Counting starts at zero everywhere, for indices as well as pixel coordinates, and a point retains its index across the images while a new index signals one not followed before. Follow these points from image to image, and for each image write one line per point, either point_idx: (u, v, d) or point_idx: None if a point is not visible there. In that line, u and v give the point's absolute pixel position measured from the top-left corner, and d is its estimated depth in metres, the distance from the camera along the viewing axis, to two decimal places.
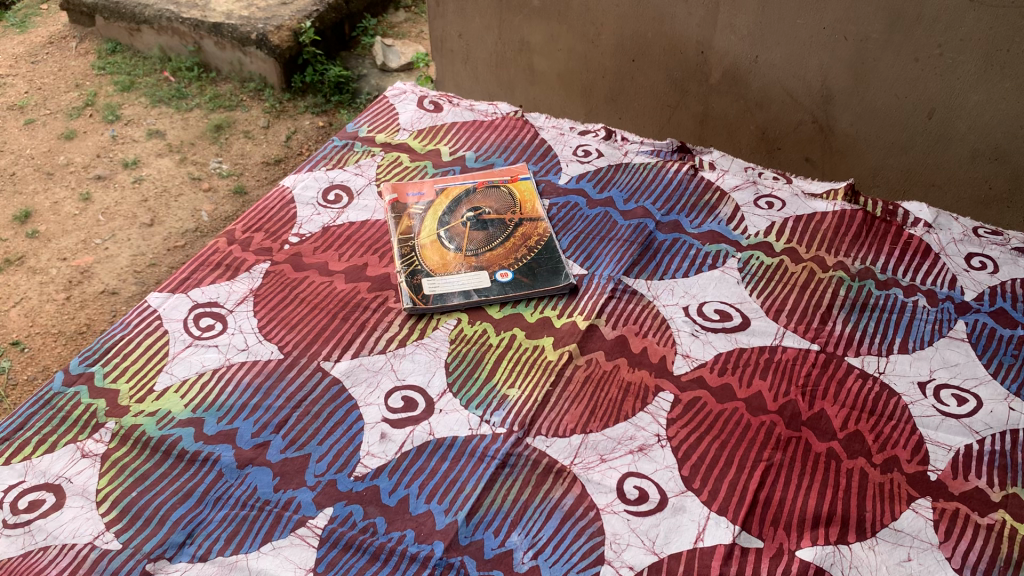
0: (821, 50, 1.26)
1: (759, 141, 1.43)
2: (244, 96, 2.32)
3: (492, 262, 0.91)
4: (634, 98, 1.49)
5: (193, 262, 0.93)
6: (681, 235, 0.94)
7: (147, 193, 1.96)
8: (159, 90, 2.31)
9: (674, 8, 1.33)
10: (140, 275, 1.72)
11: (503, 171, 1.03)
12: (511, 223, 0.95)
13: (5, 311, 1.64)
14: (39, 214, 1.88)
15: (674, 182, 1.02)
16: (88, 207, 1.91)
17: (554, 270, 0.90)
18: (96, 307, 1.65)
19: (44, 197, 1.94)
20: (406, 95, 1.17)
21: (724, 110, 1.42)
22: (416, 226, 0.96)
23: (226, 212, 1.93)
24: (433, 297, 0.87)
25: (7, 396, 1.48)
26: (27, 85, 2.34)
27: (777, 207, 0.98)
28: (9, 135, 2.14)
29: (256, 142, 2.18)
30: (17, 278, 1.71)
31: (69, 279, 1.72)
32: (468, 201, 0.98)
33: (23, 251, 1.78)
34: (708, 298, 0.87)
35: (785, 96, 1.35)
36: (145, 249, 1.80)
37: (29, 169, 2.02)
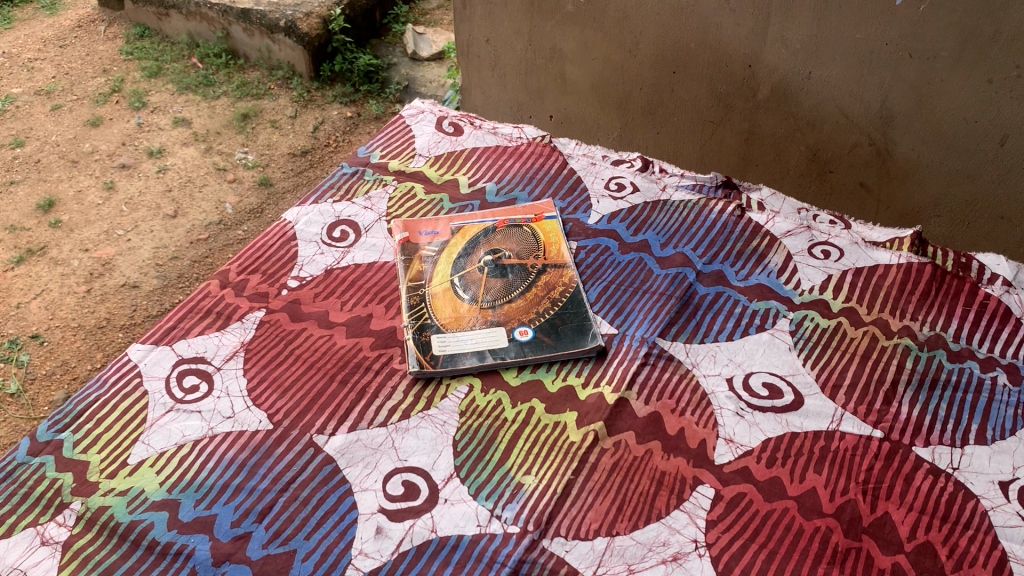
0: (882, 67, 1.14)
1: (809, 163, 1.30)
2: (272, 83, 2.23)
3: (510, 316, 0.81)
4: (674, 113, 1.37)
5: (181, 309, 0.84)
6: (725, 289, 0.84)
7: (172, 183, 1.88)
8: (186, 77, 2.22)
9: (720, 17, 1.22)
10: (162, 269, 1.65)
11: (526, 208, 0.93)
12: (534, 269, 0.86)
13: (26, 302, 1.56)
14: (63, 203, 1.80)
15: (718, 224, 0.91)
16: (111, 197, 1.82)
17: (581, 328, 0.80)
18: (117, 301, 1.58)
19: (68, 185, 1.85)
20: (424, 115, 1.07)
21: (771, 129, 1.30)
22: (427, 270, 0.86)
23: (251, 205, 1.85)
24: (443, 357, 0.77)
25: (26, 390, 1.41)
26: (55, 69, 2.25)
27: (834, 257, 0.87)
28: (34, 121, 2.05)
29: (284, 133, 2.09)
30: (39, 269, 1.63)
31: (90, 271, 1.63)
32: (486, 242, 0.88)
33: (46, 241, 1.70)
34: (755, 368, 0.76)
35: (839, 116, 1.23)
36: (168, 241, 1.72)
37: (53, 156, 1.93)
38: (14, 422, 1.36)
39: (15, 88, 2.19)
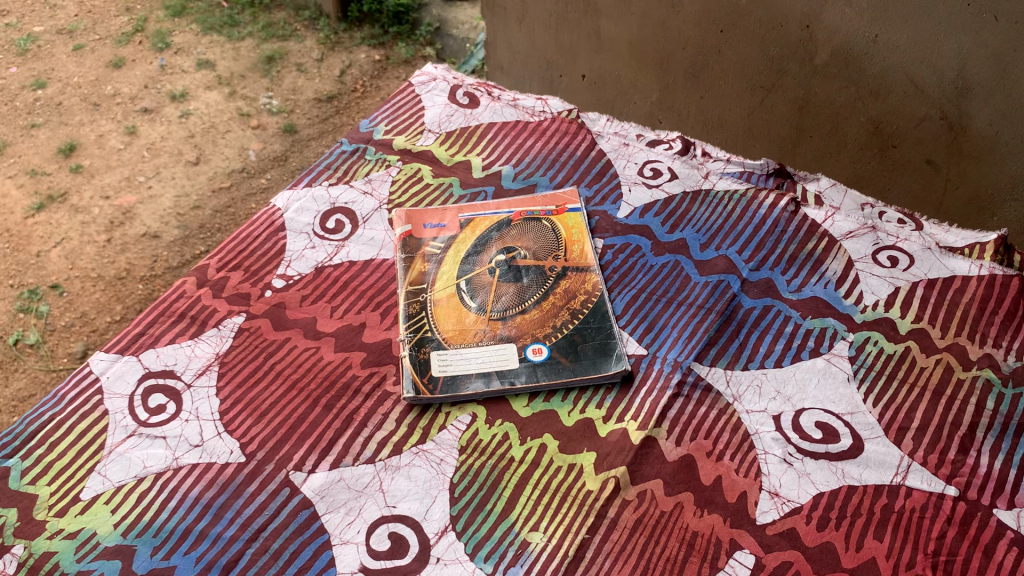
0: (961, 30, 0.98)
1: (870, 136, 1.16)
2: (298, 24, 2.07)
3: (523, 331, 0.70)
4: (719, 76, 1.23)
5: (151, 310, 0.75)
6: (774, 302, 0.72)
7: (195, 128, 1.74)
8: (210, 17, 2.04)
9: None
10: (183, 219, 1.54)
11: (546, 198, 0.81)
12: (552, 272, 0.74)
13: (45, 252, 1.47)
14: (84, 147, 1.67)
15: (768, 221, 0.79)
16: (133, 141, 1.69)
17: (604, 347, 0.69)
18: (137, 251, 1.48)
19: (89, 129, 1.71)
20: (436, 84, 0.96)
21: (829, 97, 1.15)
22: (430, 272, 0.75)
23: (275, 153, 1.73)
24: (444, 379, 0.67)
25: (44, 342, 1.35)
26: (79, 6, 2.06)
27: (903, 266, 0.74)
28: (57, 62, 1.88)
29: (310, 77, 1.92)
30: (58, 217, 1.53)
31: (111, 220, 1.52)
32: (499, 238, 0.77)
33: (66, 187, 1.58)
34: (806, 404, 0.65)
35: (907, 85, 1.07)
36: (190, 190, 1.61)
37: (75, 99, 1.77)
38: (34, 374, 1.32)
39: (36, 26, 1.99)
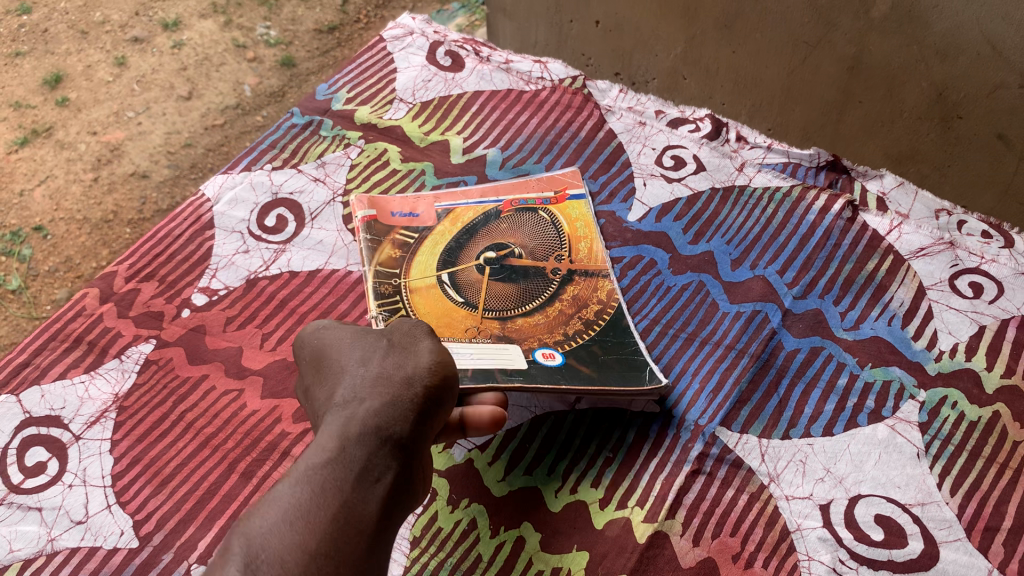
0: None
1: (931, 104, 0.98)
2: None
3: (528, 335, 0.55)
4: (756, 28, 1.05)
5: (41, 330, 0.60)
6: (824, 342, 0.57)
7: (188, 60, 1.41)
8: None
9: None
10: (174, 157, 1.28)
11: (541, 183, 0.66)
12: (556, 275, 0.59)
13: (28, 190, 1.23)
14: (71, 79, 1.36)
15: (816, 232, 0.63)
16: (123, 73, 1.37)
17: (629, 360, 0.54)
18: (126, 191, 1.23)
19: (77, 59, 1.38)
20: (413, 39, 0.80)
21: (885, 56, 0.97)
22: (404, 260, 0.59)
23: (273, 88, 1.41)
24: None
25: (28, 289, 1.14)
26: None
27: (990, 296, 0.58)
28: None
29: (311, 4, 1.57)
30: (44, 153, 1.26)
31: (97, 157, 1.26)
32: (486, 233, 0.61)
33: (52, 121, 1.30)
34: (863, 489, 0.50)
35: (982, 45, 0.90)
36: (182, 126, 1.32)
37: (62, 25, 1.43)
38: (16, 322, 1.12)
39: None
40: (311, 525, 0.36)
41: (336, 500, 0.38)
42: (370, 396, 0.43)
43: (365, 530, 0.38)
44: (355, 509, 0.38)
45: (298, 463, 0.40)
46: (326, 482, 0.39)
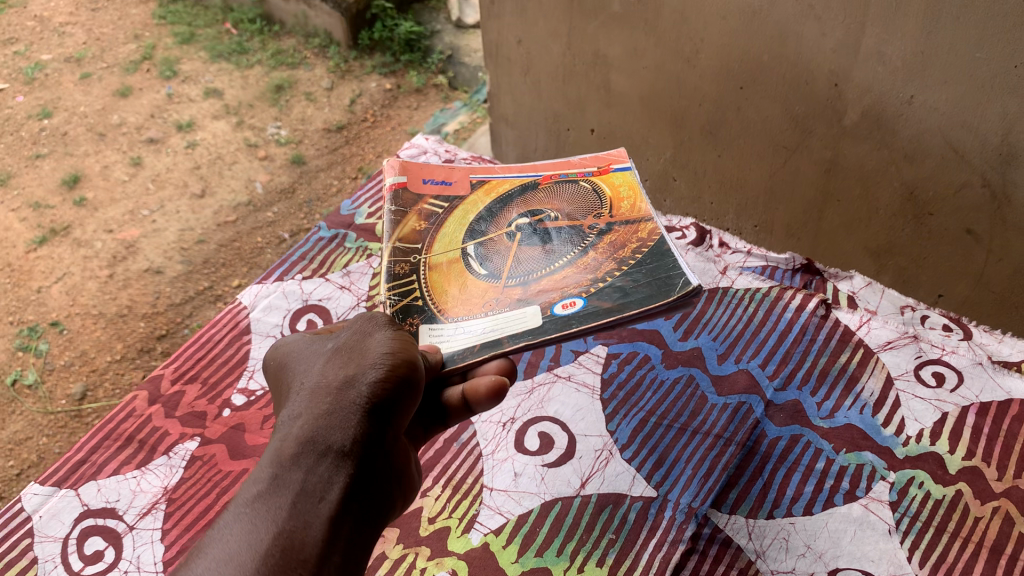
0: (1008, 94, 0.88)
1: (904, 201, 1.06)
2: (308, 51, 1.92)
3: (551, 291, 0.59)
4: (739, 135, 1.14)
5: (95, 430, 0.67)
6: (803, 430, 0.63)
7: (201, 159, 1.62)
8: (219, 43, 1.94)
9: (802, 26, 0.96)
10: (186, 253, 1.43)
11: (586, 160, 0.73)
12: (590, 231, 0.65)
13: (45, 287, 1.39)
14: (88, 178, 1.58)
15: (793, 328, 0.71)
16: (138, 172, 1.59)
17: (660, 280, 0.57)
18: (140, 287, 1.37)
19: (94, 159, 1.63)
20: (428, 159, 0.89)
21: (859, 160, 1.06)
22: (430, 235, 0.68)
23: (283, 184, 1.59)
24: (443, 351, 0.57)
25: (43, 381, 1.26)
26: (86, 34, 1.98)
27: (951, 385, 0.65)
28: (60, 90, 1.81)
29: (320, 105, 1.77)
30: (61, 251, 1.44)
31: (113, 255, 1.43)
32: (523, 201, 0.70)
33: (70, 221, 1.49)
34: (842, 563, 0.55)
35: (946, 150, 0.97)
36: (195, 223, 1.49)
37: (80, 128, 1.69)
38: (32, 416, 1.22)
39: (45, 54, 1.94)
40: (244, 563, 0.41)
41: (269, 533, 0.43)
42: (303, 411, 0.48)
43: (307, 557, 0.43)
44: (292, 536, 0.43)
45: (240, 495, 0.45)
46: (264, 511, 0.44)
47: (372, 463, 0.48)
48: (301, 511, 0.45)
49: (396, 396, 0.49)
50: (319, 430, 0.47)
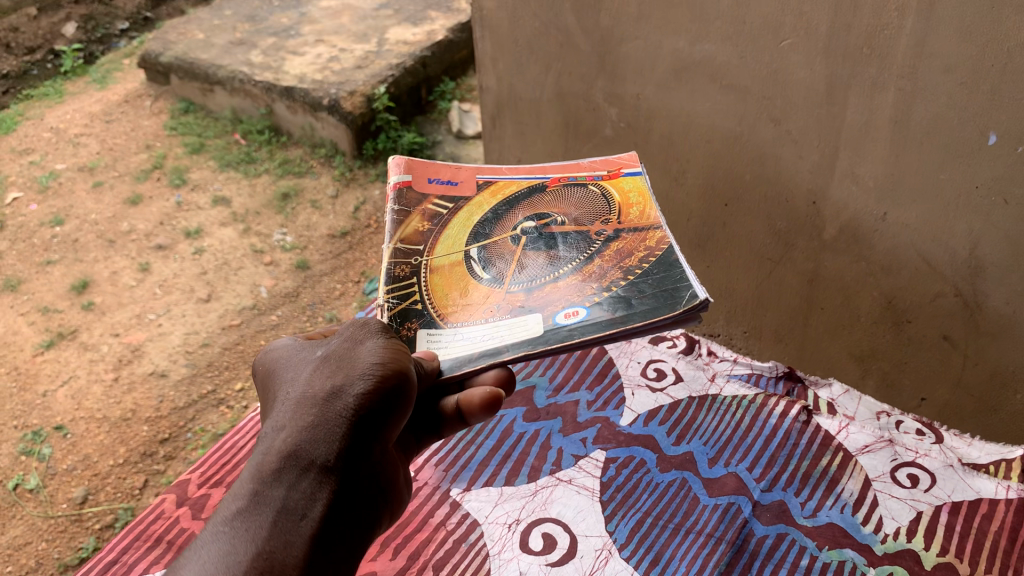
0: (972, 211, 1.00)
1: (883, 310, 1.16)
2: (315, 162, 2.73)
3: (553, 301, 0.81)
4: (727, 248, 1.30)
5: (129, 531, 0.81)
6: (788, 528, 0.78)
7: (207, 264, 2.25)
8: (228, 155, 2.80)
9: (780, 148, 1.14)
10: (190, 356, 1.94)
11: (592, 166, 0.97)
12: (595, 242, 0.88)
13: (55, 390, 1.88)
14: (96, 284, 2.21)
15: (778, 433, 0.88)
16: (144, 278, 2.22)
17: (663, 290, 0.76)
18: (144, 391, 1.85)
19: (104, 265, 2.29)
20: None
21: (839, 271, 1.18)
22: (434, 239, 0.90)
23: (286, 288, 2.17)
24: (444, 360, 0.77)
25: (45, 485, 1.67)
26: (99, 146, 2.94)
27: (924, 486, 0.81)
28: (79, 198, 2.64)
29: (323, 212, 2.46)
30: (70, 354, 1.97)
31: (121, 358, 1.94)
32: (529, 206, 0.93)
33: (78, 324, 2.07)
34: None
35: (918, 262, 1.09)
36: (200, 326, 2.03)
37: (92, 235, 2.43)
38: (32, 519, 1.61)
39: (58, 165, 2.86)
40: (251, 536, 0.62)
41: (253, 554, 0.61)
42: (299, 423, 0.66)
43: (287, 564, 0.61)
44: (273, 558, 0.61)
45: (236, 504, 0.63)
46: (250, 527, 0.62)
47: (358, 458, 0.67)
48: (285, 527, 0.63)
49: (385, 398, 0.68)
50: (312, 438, 0.66)
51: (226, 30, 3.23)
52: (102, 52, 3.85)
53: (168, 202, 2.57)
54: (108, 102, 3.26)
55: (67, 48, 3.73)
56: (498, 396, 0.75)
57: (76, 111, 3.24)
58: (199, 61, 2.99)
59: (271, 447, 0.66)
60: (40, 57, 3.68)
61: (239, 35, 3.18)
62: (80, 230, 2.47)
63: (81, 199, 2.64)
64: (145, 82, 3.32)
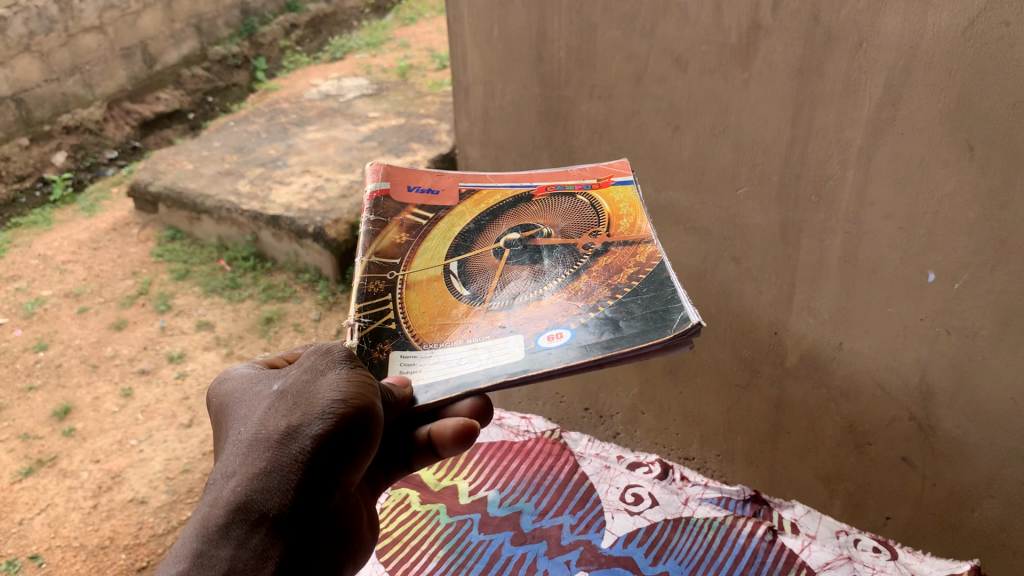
0: (919, 341, 1.09)
1: (846, 433, 1.24)
2: (298, 287, 2.83)
3: (540, 322, 0.83)
4: (697, 375, 1.38)
5: None
6: None
7: (189, 389, 2.33)
8: (213, 281, 2.89)
9: (742, 284, 1.24)
10: (171, 483, 1.96)
11: (580, 176, 1.02)
12: (581, 260, 0.91)
13: (33, 517, 1.93)
14: (78, 409, 2.31)
15: (746, 552, 0.94)
16: (127, 403, 2.31)
17: (651, 313, 0.79)
18: (123, 518, 1.88)
19: (86, 391, 2.38)
20: None
21: (802, 397, 1.26)
22: (412, 255, 0.94)
23: None
24: (417, 387, 0.80)
25: None
26: (85, 271, 3.03)
27: None
28: (65, 324, 2.72)
29: (305, 335, 2.56)
30: (49, 482, 2.03)
31: (100, 485, 1.99)
32: (514, 219, 0.97)
33: (58, 452, 2.14)
34: None
35: (875, 387, 1.17)
36: (180, 452, 2.07)
37: (75, 361, 2.52)
38: None
39: (44, 290, 2.94)
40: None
41: None
42: (253, 465, 0.69)
43: None
44: None
45: (182, 560, 0.66)
46: None
47: (320, 495, 0.70)
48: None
49: (346, 428, 0.70)
50: (270, 475, 0.68)
51: (214, 160, 3.38)
52: (91, 179, 3.99)
53: (152, 326, 2.66)
54: (96, 229, 3.36)
55: (56, 176, 3.85)
56: (473, 429, 0.80)
57: (64, 238, 3.34)
58: (187, 190, 3.13)
59: (225, 490, 0.69)
60: (29, 184, 3.79)
61: (227, 165, 3.33)
62: (64, 355, 2.55)
63: (65, 324, 2.72)
64: (134, 210, 3.45)
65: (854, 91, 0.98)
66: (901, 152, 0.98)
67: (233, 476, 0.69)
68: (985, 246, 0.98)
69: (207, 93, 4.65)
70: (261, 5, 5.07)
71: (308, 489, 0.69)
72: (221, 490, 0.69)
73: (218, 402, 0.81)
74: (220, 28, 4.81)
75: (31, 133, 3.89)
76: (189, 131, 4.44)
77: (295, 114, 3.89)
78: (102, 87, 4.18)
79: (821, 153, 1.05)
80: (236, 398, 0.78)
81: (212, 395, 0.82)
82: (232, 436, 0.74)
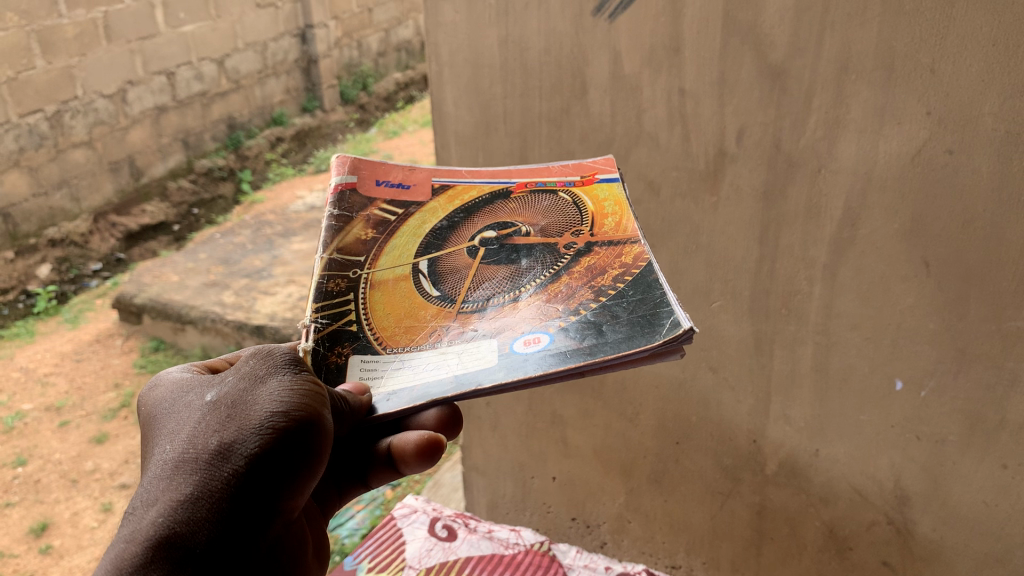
0: (892, 447, 1.13)
1: (827, 538, 1.27)
2: None
3: (517, 329, 0.81)
4: (681, 482, 1.41)
5: None
6: None
7: None
8: None
9: (720, 394, 1.28)
10: None
11: (566, 172, 1.05)
12: (564, 256, 0.91)
13: None
14: (55, 525, 2.29)
15: None
16: (106, 517, 2.30)
17: (637, 321, 0.76)
18: None
19: (64, 505, 2.37)
20: (418, 516, 1.30)
21: (783, 503, 1.30)
22: (378, 255, 0.94)
23: None
24: (377, 396, 0.78)
25: None
26: (67, 383, 3.04)
27: None
28: (45, 437, 2.72)
29: None
30: None
31: None
32: (494, 217, 0.98)
33: (34, 569, 2.12)
34: None
35: (852, 492, 1.21)
36: None
37: (54, 475, 2.51)
38: None
39: (23, 402, 2.93)
40: None
41: None
42: (182, 490, 0.66)
43: None
44: None
45: None
46: None
47: (265, 514, 0.68)
48: None
49: (292, 439, 0.70)
50: (209, 495, 0.66)
51: (200, 272, 3.43)
52: (75, 292, 4.03)
53: (134, 438, 2.67)
54: (79, 341, 3.38)
55: (40, 289, 3.88)
56: (439, 442, 0.80)
57: (46, 350, 3.36)
58: (172, 302, 3.18)
59: (149, 516, 0.65)
60: (13, 297, 3.80)
61: (213, 276, 3.38)
62: (43, 469, 2.54)
63: (45, 438, 2.71)
64: (117, 321, 3.47)
65: (815, 212, 1.05)
66: (863, 269, 1.05)
67: (166, 497, 0.66)
68: (947, 355, 1.03)
69: (193, 206, 4.77)
70: (248, 120, 5.25)
71: (251, 501, 0.67)
72: (144, 516, 0.65)
73: (148, 408, 0.78)
74: (206, 142, 4.94)
75: (16, 247, 3.87)
76: (173, 243, 4.53)
77: (280, 225, 3.98)
78: (89, 200, 4.26)
79: (789, 270, 1.12)
80: (170, 407, 0.76)
81: (141, 405, 0.80)
82: (157, 455, 0.70)
